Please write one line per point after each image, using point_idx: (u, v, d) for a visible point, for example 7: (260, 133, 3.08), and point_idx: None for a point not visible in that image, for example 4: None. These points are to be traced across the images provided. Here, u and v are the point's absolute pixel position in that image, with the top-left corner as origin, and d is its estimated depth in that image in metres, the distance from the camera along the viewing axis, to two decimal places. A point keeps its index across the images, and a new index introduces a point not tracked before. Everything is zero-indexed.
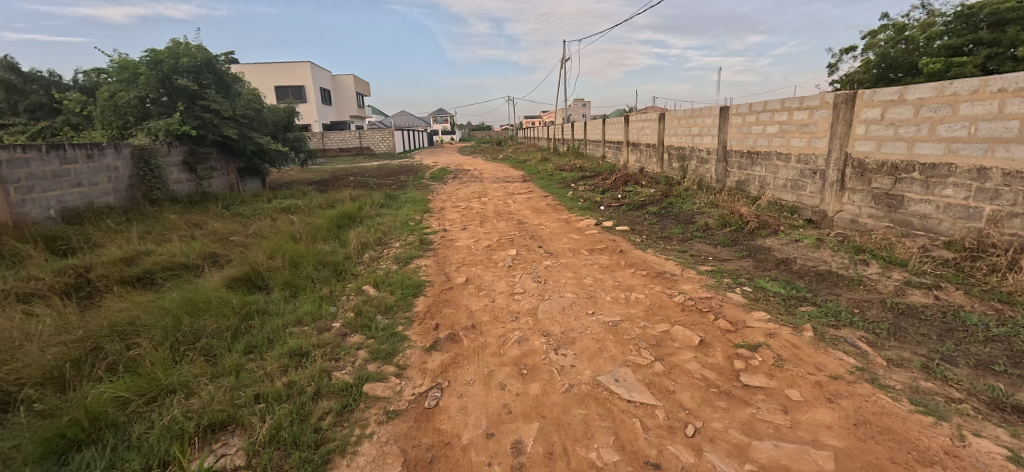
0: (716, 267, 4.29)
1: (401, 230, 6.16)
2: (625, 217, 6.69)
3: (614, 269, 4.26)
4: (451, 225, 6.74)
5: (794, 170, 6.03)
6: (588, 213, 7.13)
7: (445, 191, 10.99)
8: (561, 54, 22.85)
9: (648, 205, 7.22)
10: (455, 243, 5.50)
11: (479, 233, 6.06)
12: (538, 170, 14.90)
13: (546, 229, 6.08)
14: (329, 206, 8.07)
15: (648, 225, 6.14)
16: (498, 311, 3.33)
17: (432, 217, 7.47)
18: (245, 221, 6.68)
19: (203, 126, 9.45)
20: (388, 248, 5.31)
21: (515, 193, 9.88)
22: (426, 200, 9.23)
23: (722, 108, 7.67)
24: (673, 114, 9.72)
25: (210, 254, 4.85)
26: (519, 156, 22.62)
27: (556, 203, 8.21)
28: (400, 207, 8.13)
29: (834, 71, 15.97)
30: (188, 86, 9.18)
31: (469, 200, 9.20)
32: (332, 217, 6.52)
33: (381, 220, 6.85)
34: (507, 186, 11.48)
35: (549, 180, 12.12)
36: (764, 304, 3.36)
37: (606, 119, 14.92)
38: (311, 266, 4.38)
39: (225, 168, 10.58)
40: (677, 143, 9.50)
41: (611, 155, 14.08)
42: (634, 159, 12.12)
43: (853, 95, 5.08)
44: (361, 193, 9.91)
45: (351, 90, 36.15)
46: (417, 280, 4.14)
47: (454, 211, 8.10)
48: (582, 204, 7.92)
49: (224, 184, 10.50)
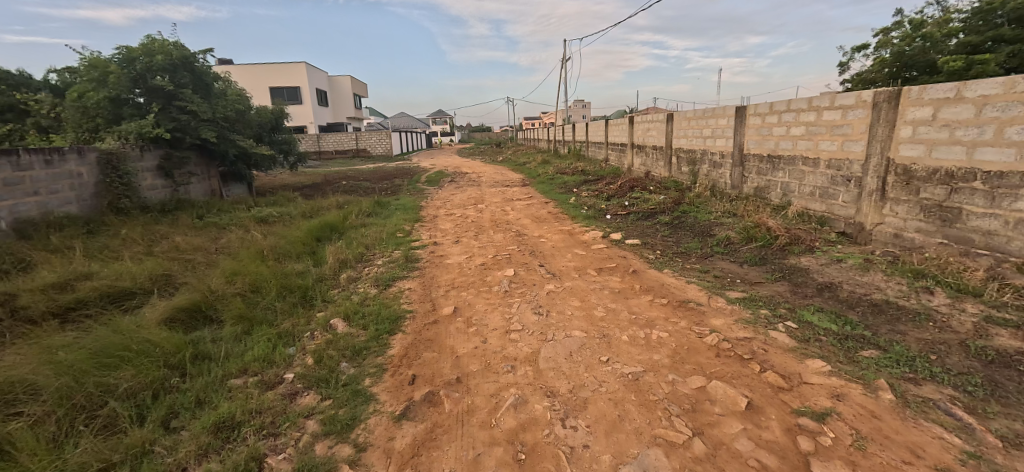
0: (748, 293, 3.67)
1: (386, 244, 5.53)
2: (635, 228, 6.07)
3: (629, 296, 3.63)
4: (442, 237, 6.12)
5: (824, 176, 5.41)
6: (593, 224, 6.51)
7: (439, 196, 10.36)
8: (561, 54, 22.24)
9: (659, 214, 6.60)
10: (445, 260, 4.87)
11: (473, 247, 5.43)
12: (538, 174, 14.27)
13: (547, 242, 5.45)
14: (311, 215, 7.43)
15: (662, 238, 5.51)
16: (490, 357, 2.70)
17: (422, 228, 6.83)
18: (215, 234, 6.05)
19: (180, 129, 8.84)
20: (368, 267, 4.68)
21: (514, 200, 9.24)
22: (418, 207, 8.60)
23: (739, 108, 7.04)
24: (682, 114, 9.09)
25: (163, 275, 4.23)
26: (518, 158, 22.00)
27: (558, 212, 7.58)
28: (389, 216, 7.48)
29: (844, 70, 15.33)
30: (164, 86, 8.58)
31: (464, 207, 8.57)
32: (310, 229, 5.88)
33: (365, 232, 6.22)
34: (506, 191, 10.83)
35: (550, 184, 11.49)
36: (817, 347, 2.73)
37: (609, 120, 14.29)
38: (274, 291, 3.75)
39: (206, 173, 9.96)
40: (687, 146, 8.85)
41: (615, 157, 13.43)
42: (639, 163, 11.48)
43: (896, 93, 4.46)
44: (349, 200, 9.28)
45: (347, 91, 35.54)
46: (396, 310, 3.51)
47: (447, 220, 7.46)
48: (586, 212, 7.29)
49: (205, 190, 9.88)
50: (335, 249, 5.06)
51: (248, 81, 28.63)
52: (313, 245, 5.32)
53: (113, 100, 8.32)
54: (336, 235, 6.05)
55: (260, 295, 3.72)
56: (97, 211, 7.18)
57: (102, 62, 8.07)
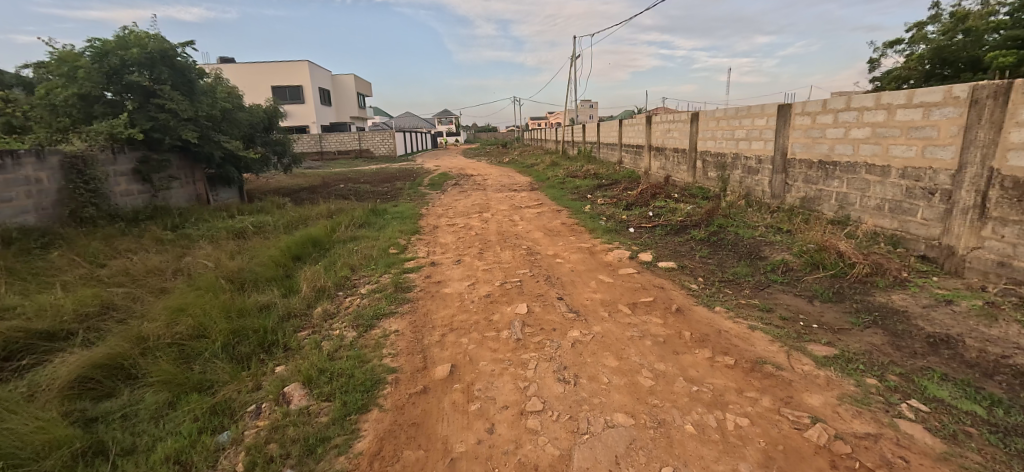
0: (836, 346, 2.80)
1: (374, 266, 4.70)
2: (665, 245, 5.20)
3: (678, 350, 2.77)
4: (442, 254, 5.28)
5: (898, 187, 4.52)
6: (615, 239, 5.64)
7: (441, 202, 9.52)
8: (571, 52, 21.37)
9: (691, 228, 5.72)
10: (442, 288, 4.02)
11: (477, 269, 4.59)
12: (547, 177, 13.40)
13: (564, 264, 4.59)
14: (295, 226, 6.63)
15: (700, 259, 4.64)
16: (499, 463, 1.87)
17: (418, 242, 5.99)
18: (180, 251, 5.26)
19: (158, 130, 8.08)
20: (348, 299, 3.85)
21: (523, 207, 8.37)
22: (416, 216, 7.77)
23: (780, 105, 6.14)
24: (708, 114, 8.18)
25: (95, 310, 3.42)
26: (525, 159, 21.15)
27: (574, 223, 6.72)
28: (382, 227, 6.64)
29: (874, 68, 14.34)
30: (141, 82, 7.82)
31: (468, 216, 7.74)
32: (287, 246, 5.06)
33: (353, 248, 5.39)
34: (513, 197, 9.97)
35: (560, 189, 10.63)
36: (978, 455, 1.86)
37: (623, 120, 13.38)
38: (223, 337, 2.94)
39: (190, 176, 9.20)
40: (716, 149, 7.94)
41: (630, 160, 12.53)
42: (658, 166, 10.58)
43: (1004, 87, 3.57)
44: (342, 206, 8.47)
45: (351, 91, 34.86)
46: (374, 368, 2.68)
47: (447, 232, 6.61)
48: (605, 224, 6.42)
49: (188, 196, 9.12)
50: (311, 274, 4.24)
51: (248, 79, 27.99)
52: (288, 268, 4.52)
53: (84, 97, 7.61)
54: (319, 253, 5.23)
55: (204, 342, 2.91)
56: (59, 221, 6.43)
57: (71, 56, 7.36)
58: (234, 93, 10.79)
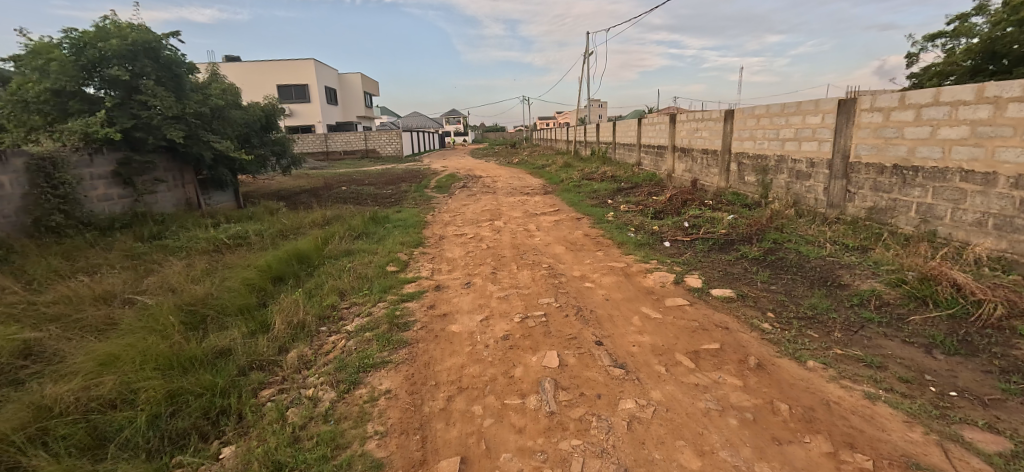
0: (1006, 433, 1.98)
1: (367, 291, 3.93)
2: (712, 266, 4.37)
3: (781, 438, 1.96)
4: (447, 275, 4.50)
5: (1008, 199, 3.67)
6: (650, 255, 4.82)
7: (447, 208, 8.73)
8: (584, 48, 20.51)
9: (739, 243, 4.88)
10: (449, 323, 3.23)
11: (490, 295, 3.79)
12: (561, 179, 12.57)
13: (595, 291, 3.79)
14: (282, 237, 5.89)
15: (759, 285, 3.82)
16: None
17: (421, 258, 5.22)
18: (145, 269, 4.54)
19: (141, 129, 7.39)
20: (331, 339, 3.09)
21: (538, 215, 7.57)
22: (420, 224, 7.00)
23: (841, 100, 5.28)
24: (745, 111, 7.32)
25: (8, 357, 2.68)
26: (535, 160, 20.35)
27: (598, 234, 5.90)
28: (381, 239, 5.87)
29: (913, 63, 13.33)
30: (121, 77, 7.14)
31: (477, 224, 6.96)
32: (266, 264, 4.32)
33: (344, 267, 4.64)
34: (526, 202, 9.17)
35: (576, 194, 9.82)
36: None
37: (642, 118, 12.54)
38: (152, 405, 2.19)
39: (179, 179, 8.52)
40: (754, 150, 7.09)
41: (650, 162, 11.66)
42: (683, 169, 9.71)
43: None
44: (340, 212, 7.72)
45: (357, 90, 34.26)
46: (353, 463, 1.90)
47: (454, 245, 5.83)
48: (635, 236, 5.60)
49: (176, 201, 8.43)
50: (289, 303, 3.49)
51: (254, 79, 27.53)
52: (263, 296, 3.79)
53: (59, 92, 6.94)
54: (305, 272, 4.50)
55: (126, 412, 2.17)
56: (22, 231, 5.74)
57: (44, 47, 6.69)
58: (228, 90, 10.09)
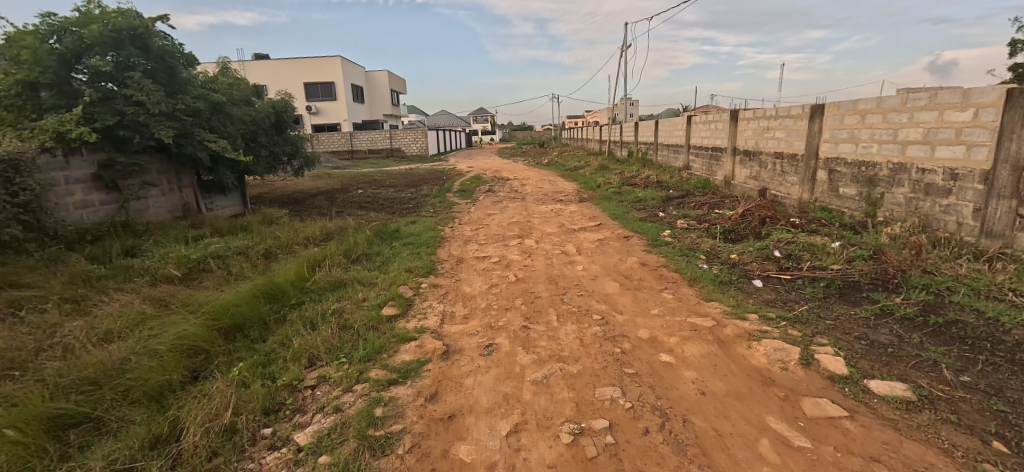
0: None
1: (346, 359, 2.75)
2: (843, 329, 3.01)
3: None
4: (462, 327, 3.29)
5: None
6: (743, 303, 3.48)
7: (469, 218, 7.55)
8: (622, 41, 18.93)
9: (871, 290, 3.50)
10: (454, 441, 2.01)
11: (522, 374, 2.54)
12: (598, 184, 11.22)
13: (680, 375, 2.48)
14: (266, 260, 4.85)
15: (942, 375, 2.44)
16: None
17: (430, 294, 4.02)
18: (82, 307, 3.56)
19: (126, 127, 6.47)
20: (264, 464, 1.93)
21: (578, 231, 6.27)
22: (436, 241, 5.84)
23: (1013, 89, 3.80)
24: (841, 106, 5.83)
25: None
26: (566, 161, 18.98)
27: (660, 262, 4.56)
28: (384, 263, 4.73)
29: (1018, 52, 11.28)
30: (104, 68, 6.22)
31: (504, 244, 5.74)
32: (222, 307, 3.26)
33: (327, 310, 3.52)
34: (560, 212, 7.89)
35: (618, 202, 8.49)
36: None
37: (692, 115, 11.03)
38: None
39: (175, 183, 7.61)
40: (856, 156, 5.60)
41: (703, 166, 10.17)
42: (748, 175, 8.22)
43: None
44: (346, 223, 6.66)
45: (385, 88, 33.65)
46: None
47: (475, 272, 4.63)
48: (711, 270, 4.27)
49: (171, 208, 7.54)
50: (222, 385, 2.39)
51: (282, 76, 27.27)
52: (202, 361, 2.71)
53: (34, 85, 6.11)
54: (276, 316, 3.40)
55: None
56: None
57: (17, 34, 5.83)
58: (236, 85, 9.21)
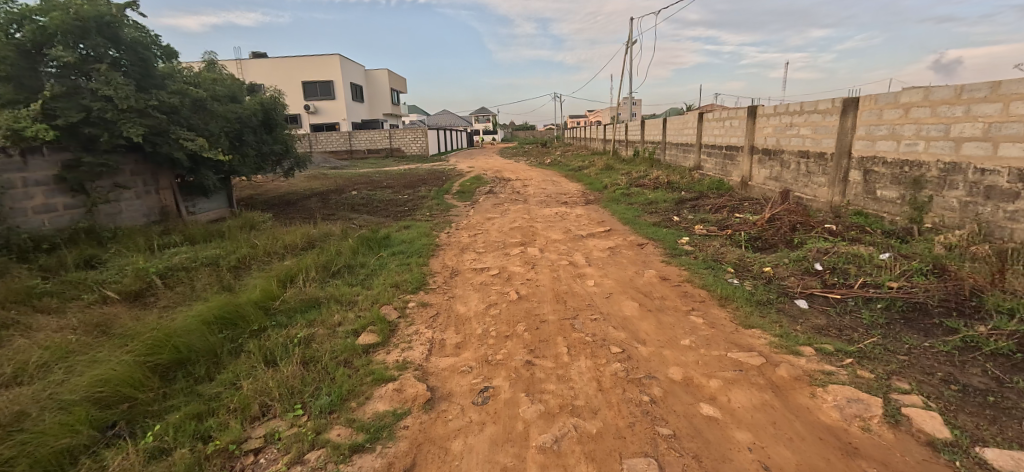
0: None
1: (306, 411, 2.19)
2: (922, 369, 2.44)
3: None
4: (454, 362, 2.73)
5: None
6: (791, 331, 2.91)
7: (466, 223, 6.99)
8: (628, 37, 18.29)
9: (943, 317, 2.93)
10: None
11: (527, 436, 1.98)
12: (604, 184, 10.63)
13: (731, 438, 1.92)
14: (236, 273, 4.30)
15: None
16: None
17: (418, 315, 3.45)
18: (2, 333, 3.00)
19: (93, 124, 5.90)
20: None
21: (586, 237, 5.70)
22: (429, 249, 5.28)
23: None
24: (880, 99, 5.25)
25: None
26: (569, 161, 18.36)
27: (684, 276, 3.98)
28: (368, 277, 4.17)
29: None
30: (69, 60, 5.64)
31: (505, 252, 5.17)
32: (163, 336, 2.70)
33: (294, 338, 2.95)
34: (565, 216, 7.31)
35: (628, 205, 7.90)
36: None
37: (704, 112, 10.44)
38: None
39: (151, 184, 7.06)
40: (898, 154, 5.01)
41: (716, 165, 9.56)
42: (768, 176, 7.63)
43: None
44: (333, 229, 6.10)
45: (385, 87, 33.10)
46: None
47: (471, 288, 4.06)
48: (745, 287, 3.68)
49: (147, 212, 6.98)
50: (130, 462, 1.84)
51: (279, 75, 26.75)
52: (122, 413, 2.17)
53: None
54: (231, 347, 2.84)
55: None
56: None
57: None
58: (220, 80, 8.67)
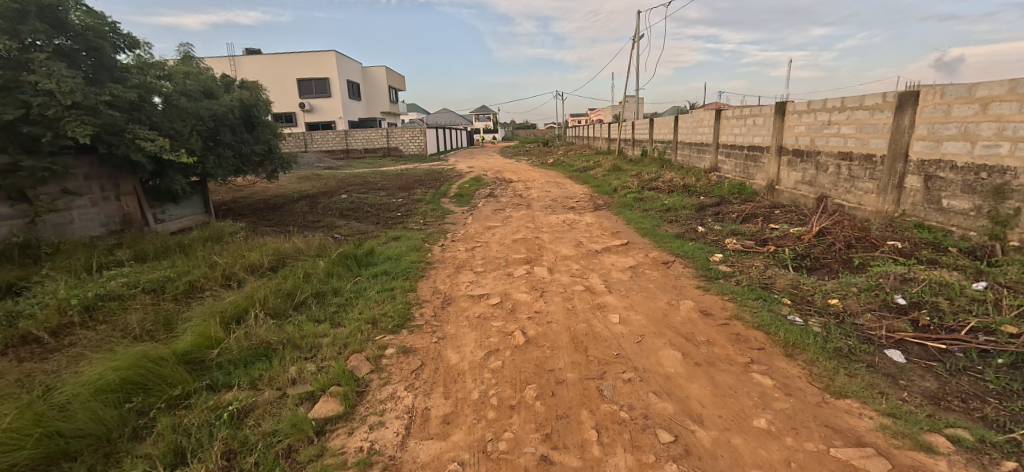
0: None
1: None
2: None
3: None
4: (441, 454, 1.95)
5: None
6: (902, 406, 2.13)
7: (463, 233, 6.21)
8: (635, 31, 17.46)
9: None
10: None
11: None
12: (613, 187, 9.84)
13: None
14: (179, 305, 3.51)
15: None
16: None
17: (397, 367, 2.66)
18: None
19: (35, 122, 5.10)
20: None
21: (600, 253, 4.92)
22: (418, 267, 4.50)
23: None
24: (949, 93, 4.46)
25: None
26: (573, 161, 17.58)
27: (731, 309, 3.20)
28: (340, 310, 3.39)
29: None
30: (2, 47, 4.81)
31: (507, 272, 4.39)
32: (29, 420, 1.93)
33: (221, 414, 2.17)
34: (574, 224, 6.54)
35: (643, 211, 7.12)
36: None
37: (721, 109, 9.65)
38: None
39: (111, 190, 6.29)
40: (973, 158, 4.23)
41: (736, 167, 8.79)
42: (799, 180, 6.85)
43: None
44: (310, 241, 5.32)
45: (383, 84, 32.30)
46: None
47: (466, 324, 3.27)
48: (813, 329, 2.90)
49: (105, 221, 6.20)
50: None
51: (273, 72, 25.96)
52: None
53: None
54: (130, 433, 2.06)
55: None
56: None
57: None
58: (195, 74, 7.87)
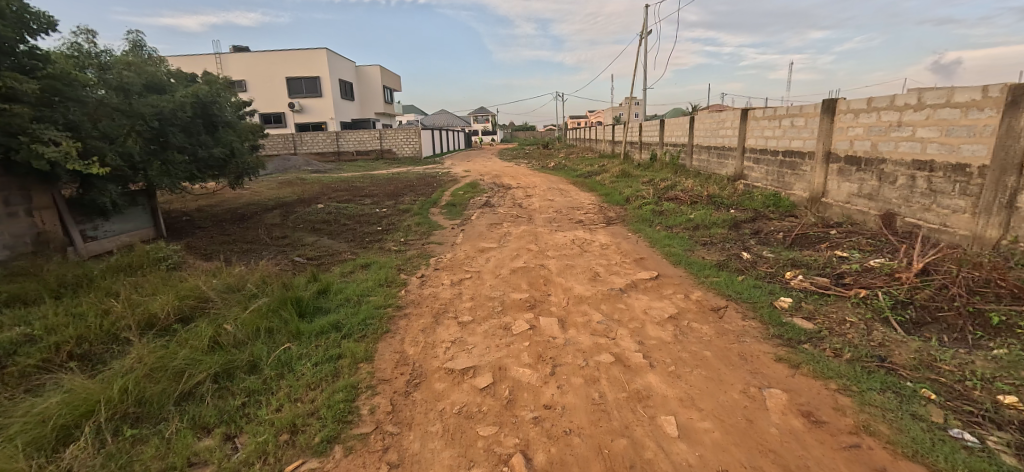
0: None
1: None
2: None
3: None
4: None
5: None
6: None
7: (451, 258, 5.06)
8: (641, 28, 16.31)
9: None
10: None
11: None
12: (625, 197, 8.72)
13: None
14: (14, 396, 2.35)
15: None
16: None
17: None
18: None
19: None
20: None
21: (626, 292, 3.76)
22: (384, 316, 3.34)
23: None
24: None
25: None
26: (576, 164, 16.47)
27: (852, 414, 2.05)
28: (247, 408, 2.22)
29: None
30: None
31: (503, 324, 3.22)
32: None
33: None
34: (586, 246, 5.39)
35: (665, 228, 6.00)
36: None
37: (748, 109, 8.52)
38: None
39: (20, 204, 5.09)
40: None
41: (768, 174, 7.66)
42: (854, 191, 5.72)
43: None
44: (251, 272, 4.15)
45: (377, 84, 31.20)
46: None
47: (436, 432, 2.11)
48: (1009, 464, 1.74)
49: (11, 242, 4.98)
50: None
51: (262, 70, 24.89)
52: None
53: None
54: None
55: None
56: None
57: None
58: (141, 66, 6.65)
